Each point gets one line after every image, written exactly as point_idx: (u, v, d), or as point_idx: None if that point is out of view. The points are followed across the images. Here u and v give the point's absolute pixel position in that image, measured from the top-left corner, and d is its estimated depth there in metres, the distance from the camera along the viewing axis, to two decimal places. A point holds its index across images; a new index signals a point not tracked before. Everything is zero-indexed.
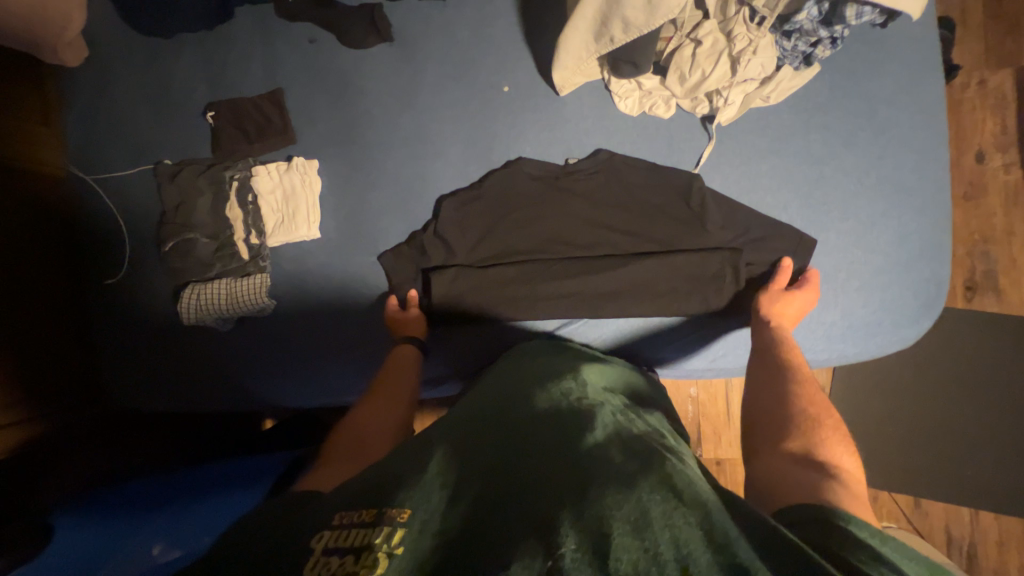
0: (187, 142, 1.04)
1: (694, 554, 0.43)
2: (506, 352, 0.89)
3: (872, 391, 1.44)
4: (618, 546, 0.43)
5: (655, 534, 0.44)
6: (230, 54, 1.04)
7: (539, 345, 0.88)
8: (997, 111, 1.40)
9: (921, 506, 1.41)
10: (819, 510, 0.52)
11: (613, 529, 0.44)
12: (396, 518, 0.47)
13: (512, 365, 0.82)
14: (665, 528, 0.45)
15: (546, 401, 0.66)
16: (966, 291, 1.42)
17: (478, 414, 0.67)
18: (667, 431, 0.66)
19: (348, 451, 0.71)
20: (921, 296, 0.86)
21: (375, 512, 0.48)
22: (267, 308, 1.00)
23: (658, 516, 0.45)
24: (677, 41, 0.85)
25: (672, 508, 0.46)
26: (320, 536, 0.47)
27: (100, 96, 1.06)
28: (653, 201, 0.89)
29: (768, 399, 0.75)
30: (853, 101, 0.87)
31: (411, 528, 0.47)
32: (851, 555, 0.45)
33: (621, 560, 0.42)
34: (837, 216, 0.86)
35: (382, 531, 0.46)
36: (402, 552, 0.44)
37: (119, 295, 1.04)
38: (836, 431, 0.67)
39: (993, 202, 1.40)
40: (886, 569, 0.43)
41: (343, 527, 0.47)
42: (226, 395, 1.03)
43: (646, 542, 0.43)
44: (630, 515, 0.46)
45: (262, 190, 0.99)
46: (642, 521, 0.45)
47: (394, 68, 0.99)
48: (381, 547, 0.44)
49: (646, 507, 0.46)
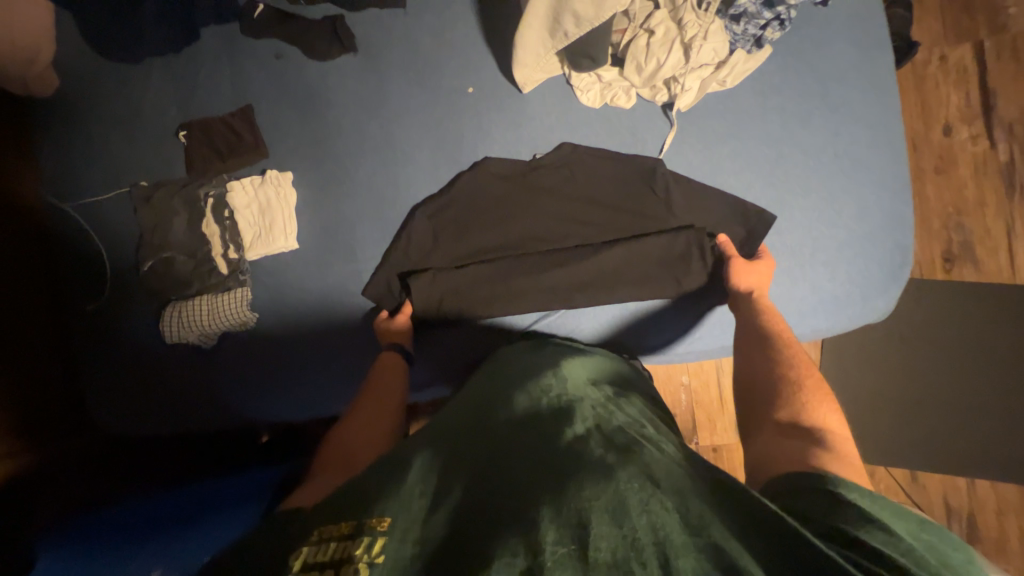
0: (160, 163, 1.05)
1: (671, 537, 0.44)
2: (490, 355, 0.90)
3: (860, 367, 1.45)
4: (596, 535, 0.44)
5: (633, 520, 0.45)
6: (198, 74, 1.05)
7: (520, 346, 0.89)
8: (960, 85, 1.43)
9: (918, 478, 1.41)
10: (811, 477, 0.54)
11: (591, 520, 0.45)
12: (375, 528, 0.47)
13: (494, 369, 0.82)
14: (643, 514, 0.45)
15: (525, 401, 0.66)
16: (945, 262, 1.43)
17: (461, 422, 0.67)
18: (649, 421, 0.67)
19: (337, 462, 0.71)
20: (887, 266, 0.87)
21: (354, 524, 0.48)
22: (249, 322, 1.01)
23: (635, 503, 0.46)
24: (631, 32, 0.86)
25: (649, 494, 0.47)
26: (299, 553, 0.46)
27: (72, 122, 1.07)
28: (620, 190, 0.90)
29: (749, 371, 0.77)
30: (807, 80, 0.89)
31: (392, 535, 0.47)
32: (839, 521, 0.47)
33: (601, 549, 0.43)
34: (799, 193, 0.88)
35: (363, 542, 0.46)
36: (384, 561, 0.45)
37: (101, 319, 1.04)
38: (819, 395, 0.70)
39: (963, 174, 1.42)
40: (873, 528, 0.45)
41: (322, 540, 0.47)
42: (214, 414, 1.04)
43: (624, 529, 0.44)
44: (608, 505, 0.46)
45: (237, 205, 1.00)
46: (620, 509, 0.46)
47: (359, 78, 1.01)
48: (361, 558, 0.44)
49: (624, 496, 0.47)
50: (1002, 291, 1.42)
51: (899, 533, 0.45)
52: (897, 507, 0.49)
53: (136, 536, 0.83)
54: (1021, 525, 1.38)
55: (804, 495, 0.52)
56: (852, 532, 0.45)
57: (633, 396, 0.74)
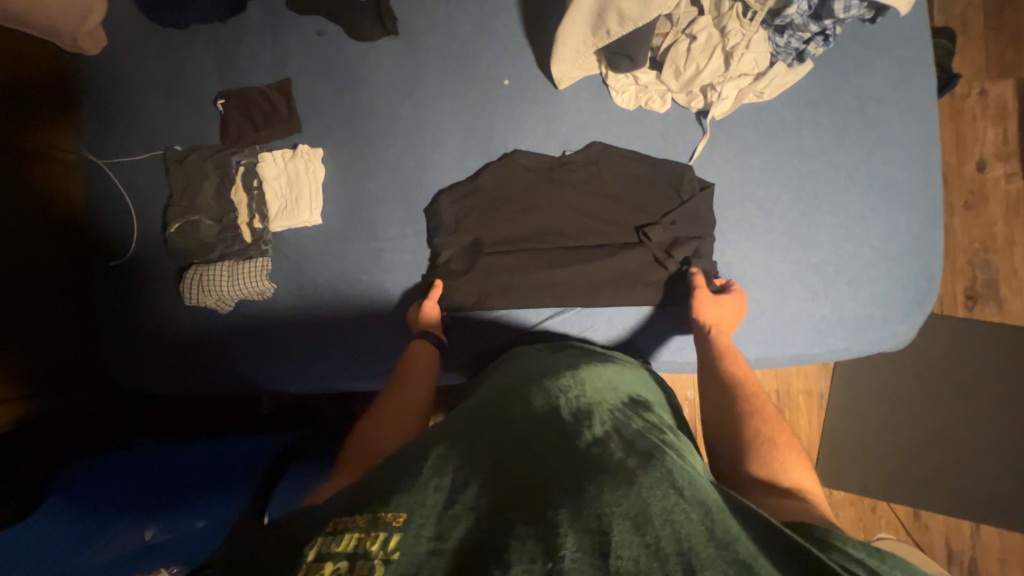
0: (197, 129, 1.07)
1: (696, 548, 0.44)
2: (503, 357, 0.89)
3: (871, 400, 1.43)
4: (618, 543, 0.44)
5: (656, 529, 0.45)
6: (241, 46, 1.07)
7: (541, 347, 0.88)
8: (998, 121, 1.41)
9: (921, 518, 1.40)
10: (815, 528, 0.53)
11: (613, 527, 0.45)
12: (391, 522, 0.46)
13: (506, 368, 0.82)
14: (666, 523, 0.46)
15: (542, 399, 0.66)
16: (968, 300, 1.41)
17: (474, 417, 0.66)
18: (668, 427, 0.67)
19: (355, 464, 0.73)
20: (911, 291, 0.87)
21: (370, 518, 0.46)
22: (266, 293, 1.02)
23: (658, 512, 0.46)
24: (672, 37, 0.85)
25: (673, 504, 0.47)
26: (315, 542, 0.45)
27: (114, 82, 1.09)
28: (645, 193, 0.90)
29: (725, 405, 0.76)
30: (845, 99, 0.88)
31: (406, 532, 0.45)
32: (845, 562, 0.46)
33: (623, 558, 0.43)
34: (828, 210, 0.87)
35: (379, 537, 0.44)
36: (400, 557, 0.43)
37: (124, 277, 1.06)
38: (791, 448, 0.70)
39: (993, 211, 1.40)
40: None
41: (337, 532, 0.46)
42: (222, 381, 1.05)
43: (647, 537, 0.44)
44: (630, 511, 0.46)
45: (267, 176, 1.02)
46: (642, 516, 0.46)
47: (397, 61, 1.02)
48: (377, 555, 0.43)
49: (646, 503, 0.47)
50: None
51: None
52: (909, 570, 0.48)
53: (126, 502, 0.86)
54: None
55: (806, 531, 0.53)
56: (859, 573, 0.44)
57: (655, 408, 0.73)
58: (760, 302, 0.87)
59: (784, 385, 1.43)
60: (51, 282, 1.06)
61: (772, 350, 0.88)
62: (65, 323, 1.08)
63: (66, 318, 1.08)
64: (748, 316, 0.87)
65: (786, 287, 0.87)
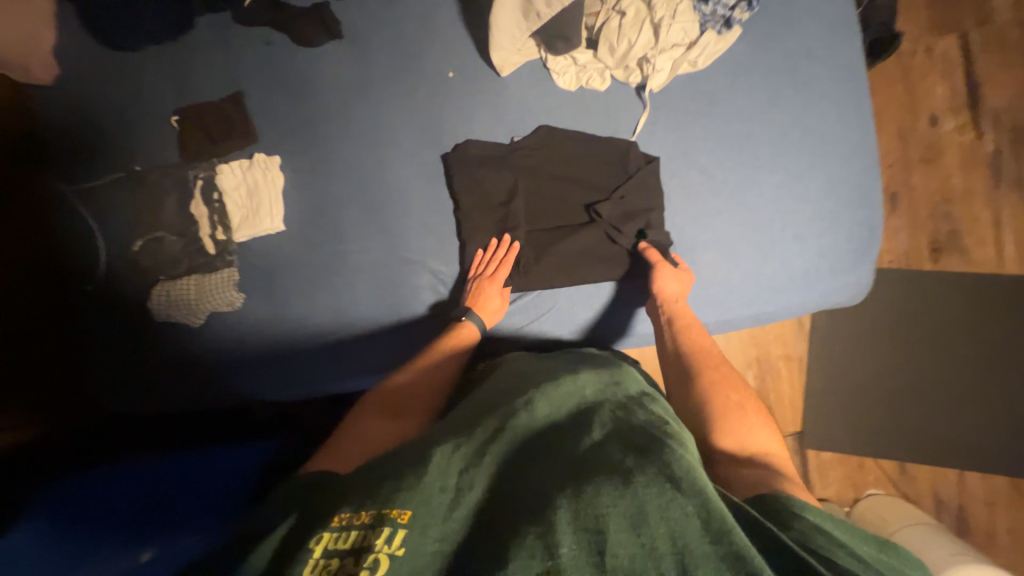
0: (154, 147, 1.08)
1: (689, 545, 0.47)
2: (503, 358, 0.89)
3: (848, 359, 1.45)
4: (613, 542, 0.47)
5: (652, 528, 0.48)
6: (192, 62, 1.08)
7: (523, 357, 0.88)
8: (946, 76, 1.44)
9: (908, 471, 1.43)
10: (782, 501, 0.58)
11: (611, 526, 0.48)
12: (396, 519, 0.48)
13: (504, 368, 0.83)
14: (661, 522, 0.48)
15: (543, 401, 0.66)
16: (933, 253, 1.43)
17: (477, 415, 0.67)
18: (672, 416, 0.68)
19: (385, 413, 0.76)
20: (856, 242, 0.89)
21: (376, 513, 0.49)
22: (237, 303, 1.03)
23: (654, 511, 0.49)
24: (604, 15, 0.87)
25: (668, 501, 0.50)
26: (321, 536, 0.49)
27: (63, 105, 1.09)
28: (597, 171, 0.92)
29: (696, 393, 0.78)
30: (780, 62, 0.90)
31: (413, 529, 0.48)
32: (812, 542, 0.51)
33: (619, 555, 0.46)
34: (770, 170, 0.89)
35: (383, 532, 0.48)
36: (404, 552, 0.47)
37: (93, 300, 1.06)
38: (754, 414, 0.76)
39: (949, 164, 1.43)
40: (845, 554, 0.50)
41: (343, 526, 0.50)
42: (208, 395, 1.06)
43: (642, 536, 0.47)
44: (627, 512, 0.49)
45: (226, 187, 1.03)
46: (638, 516, 0.49)
47: (344, 64, 1.03)
48: (383, 548, 0.46)
49: (642, 504, 0.49)
50: (991, 282, 1.42)
51: (864, 561, 0.50)
52: (859, 533, 0.55)
53: (111, 536, 0.83)
54: (1010, 517, 1.39)
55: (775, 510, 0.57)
56: (823, 550, 0.50)
57: (657, 396, 0.75)
58: (712, 266, 0.89)
59: (763, 352, 1.44)
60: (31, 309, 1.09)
61: (730, 312, 0.90)
62: (39, 351, 1.09)
63: (42, 344, 1.08)
64: (702, 281, 0.89)
65: (736, 250, 0.89)
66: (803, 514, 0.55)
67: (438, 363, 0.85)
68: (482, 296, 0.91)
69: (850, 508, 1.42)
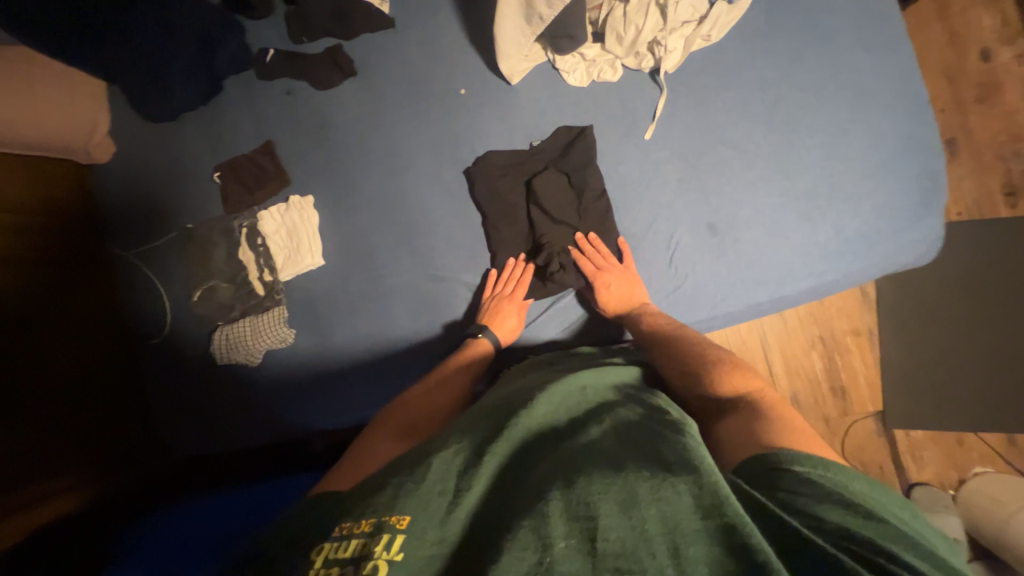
0: (202, 204, 1.16)
1: (682, 525, 0.44)
2: (511, 370, 0.87)
3: (925, 326, 1.32)
4: (605, 528, 0.44)
5: (642, 509, 0.45)
6: (225, 121, 1.16)
7: (530, 364, 0.87)
8: (990, 5, 1.33)
9: (1018, 443, 1.30)
10: (775, 459, 0.53)
11: (601, 512, 0.45)
12: (394, 525, 0.46)
13: (507, 382, 0.82)
14: (653, 503, 0.45)
15: (541, 404, 0.65)
16: (1008, 197, 1.30)
17: (478, 419, 0.66)
18: (673, 408, 0.65)
19: (400, 431, 0.72)
20: (914, 194, 0.82)
21: (376, 521, 0.47)
22: (288, 338, 1.08)
23: (644, 493, 0.46)
24: (607, 6, 0.85)
25: (659, 482, 0.47)
26: (321, 547, 0.47)
27: (121, 179, 1.19)
28: (623, 163, 0.89)
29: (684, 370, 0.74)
30: (800, 20, 0.86)
31: (411, 533, 0.46)
32: (809, 506, 0.47)
33: (609, 539, 0.43)
34: (806, 133, 0.84)
35: (382, 539, 0.45)
36: (403, 558, 0.45)
37: (162, 352, 1.14)
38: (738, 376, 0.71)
39: (1011, 97, 1.30)
40: (849, 513, 0.46)
41: (345, 536, 0.47)
42: (267, 429, 1.10)
43: (634, 519, 0.44)
44: (617, 496, 0.46)
45: (268, 231, 1.09)
46: (629, 499, 0.46)
47: (361, 99, 1.07)
48: (381, 555, 0.44)
49: (633, 487, 0.47)
50: None
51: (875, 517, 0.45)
52: (867, 484, 0.50)
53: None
54: None
55: (764, 469, 0.52)
56: (823, 515, 0.46)
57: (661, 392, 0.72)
58: (757, 242, 0.84)
59: (826, 329, 1.35)
60: (95, 366, 1.13)
61: (784, 288, 0.84)
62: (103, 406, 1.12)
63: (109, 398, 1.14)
64: (747, 260, 0.84)
65: (780, 222, 0.83)
66: (791, 468, 0.51)
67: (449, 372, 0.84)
68: (498, 314, 0.90)
69: (956, 491, 1.29)
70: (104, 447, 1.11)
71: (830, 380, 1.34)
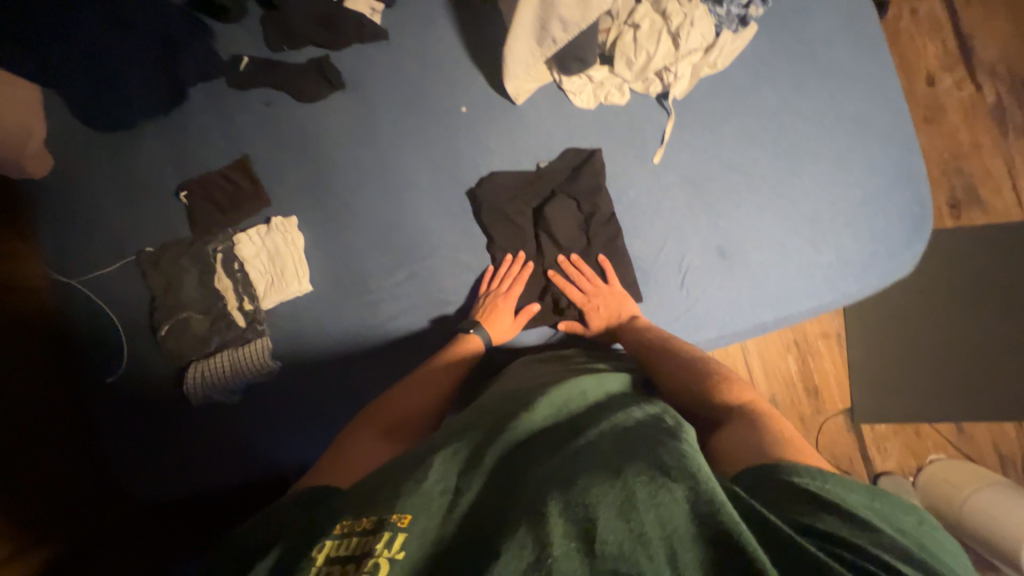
0: (165, 226, 1.04)
1: (679, 530, 0.43)
2: (507, 367, 0.86)
3: (886, 328, 1.44)
4: (603, 529, 0.43)
5: (641, 515, 0.43)
6: (190, 133, 1.04)
7: (528, 360, 0.86)
8: (935, 34, 1.45)
9: (965, 430, 1.43)
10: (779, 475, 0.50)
11: (599, 514, 0.44)
12: (396, 523, 0.46)
13: (506, 378, 0.81)
14: (651, 508, 0.44)
15: (542, 403, 0.63)
16: (952, 210, 1.44)
17: (479, 419, 0.65)
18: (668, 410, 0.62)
19: (382, 433, 0.69)
20: (906, 220, 0.88)
21: (376, 519, 0.47)
22: (273, 371, 0.98)
23: (643, 497, 0.44)
24: (616, 29, 0.85)
25: (658, 486, 0.45)
26: (322, 545, 0.46)
27: (64, 196, 1.04)
28: (631, 186, 0.90)
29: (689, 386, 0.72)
30: (792, 52, 0.91)
31: (412, 533, 0.46)
32: (808, 519, 0.45)
33: (608, 542, 0.42)
34: (808, 162, 0.88)
35: (383, 538, 0.45)
36: (404, 557, 0.45)
37: (120, 393, 1.00)
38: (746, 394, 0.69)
39: (953, 118, 1.44)
40: (849, 528, 0.43)
41: (346, 534, 0.47)
42: (247, 469, 0.99)
43: (631, 523, 0.43)
44: (615, 500, 0.45)
45: (247, 256, 1.00)
46: (627, 504, 0.44)
47: (349, 114, 1.01)
48: (382, 553, 0.44)
49: (631, 490, 0.45)
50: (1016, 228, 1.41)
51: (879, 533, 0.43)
52: (867, 497, 0.48)
53: None
54: None
55: (770, 486, 0.50)
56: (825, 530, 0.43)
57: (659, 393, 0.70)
58: (765, 265, 0.87)
59: (801, 334, 1.43)
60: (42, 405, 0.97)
61: (789, 308, 0.87)
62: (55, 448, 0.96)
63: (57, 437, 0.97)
64: (756, 283, 0.87)
65: (785, 245, 0.87)
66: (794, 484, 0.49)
67: (434, 375, 0.81)
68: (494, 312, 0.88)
69: (915, 478, 1.41)
70: (37, 501, 0.92)
71: (804, 381, 1.43)
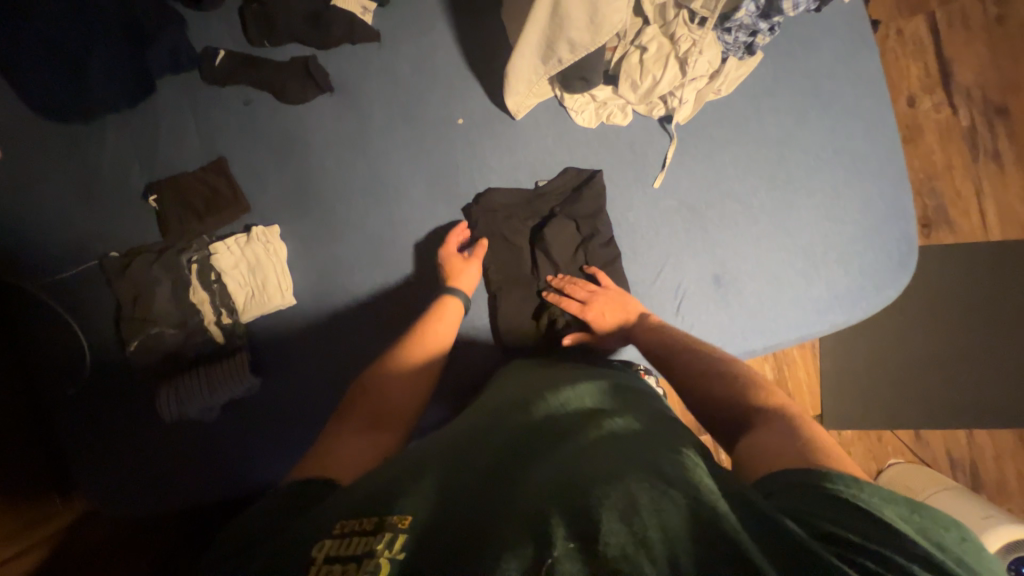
0: (131, 229, 0.96)
1: (680, 537, 0.40)
2: (504, 371, 0.83)
3: (858, 340, 1.50)
4: (606, 531, 0.40)
5: (643, 518, 0.41)
6: (160, 130, 0.96)
7: (528, 364, 0.83)
8: (918, 56, 1.49)
9: (922, 436, 1.52)
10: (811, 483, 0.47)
11: (601, 515, 0.41)
12: (397, 524, 0.44)
13: (504, 382, 0.78)
14: (653, 512, 0.41)
15: (545, 410, 0.62)
16: (923, 228, 1.50)
17: (482, 424, 0.62)
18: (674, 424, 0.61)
19: (368, 421, 0.67)
20: (894, 255, 0.91)
21: (376, 519, 0.45)
22: (254, 386, 0.92)
23: (646, 502, 0.42)
24: (622, 49, 0.83)
25: (660, 492, 0.43)
26: (322, 545, 0.43)
27: (16, 194, 0.95)
28: (629, 211, 0.90)
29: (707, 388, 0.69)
30: (788, 81, 0.92)
31: (413, 532, 0.44)
32: (836, 529, 0.42)
33: (609, 545, 0.39)
34: (804, 194, 0.90)
35: (384, 538, 0.43)
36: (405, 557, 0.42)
37: (90, 396, 0.94)
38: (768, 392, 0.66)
39: (929, 139, 1.49)
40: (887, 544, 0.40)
41: (345, 534, 0.44)
42: (220, 489, 0.93)
43: (633, 526, 0.40)
44: (617, 503, 0.42)
45: (224, 266, 0.93)
46: (629, 507, 0.42)
47: (337, 119, 0.95)
48: (383, 553, 0.42)
49: (633, 495, 0.43)
50: (981, 248, 1.48)
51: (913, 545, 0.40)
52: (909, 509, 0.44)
53: None
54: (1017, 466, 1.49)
55: (797, 491, 0.47)
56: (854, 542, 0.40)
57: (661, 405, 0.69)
58: (758, 294, 0.89)
59: None
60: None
61: (779, 336, 0.89)
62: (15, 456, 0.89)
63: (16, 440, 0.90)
64: (748, 311, 0.88)
65: (778, 274, 0.89)
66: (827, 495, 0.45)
67: (418, 352, 0.79)
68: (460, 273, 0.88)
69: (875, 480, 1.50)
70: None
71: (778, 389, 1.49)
